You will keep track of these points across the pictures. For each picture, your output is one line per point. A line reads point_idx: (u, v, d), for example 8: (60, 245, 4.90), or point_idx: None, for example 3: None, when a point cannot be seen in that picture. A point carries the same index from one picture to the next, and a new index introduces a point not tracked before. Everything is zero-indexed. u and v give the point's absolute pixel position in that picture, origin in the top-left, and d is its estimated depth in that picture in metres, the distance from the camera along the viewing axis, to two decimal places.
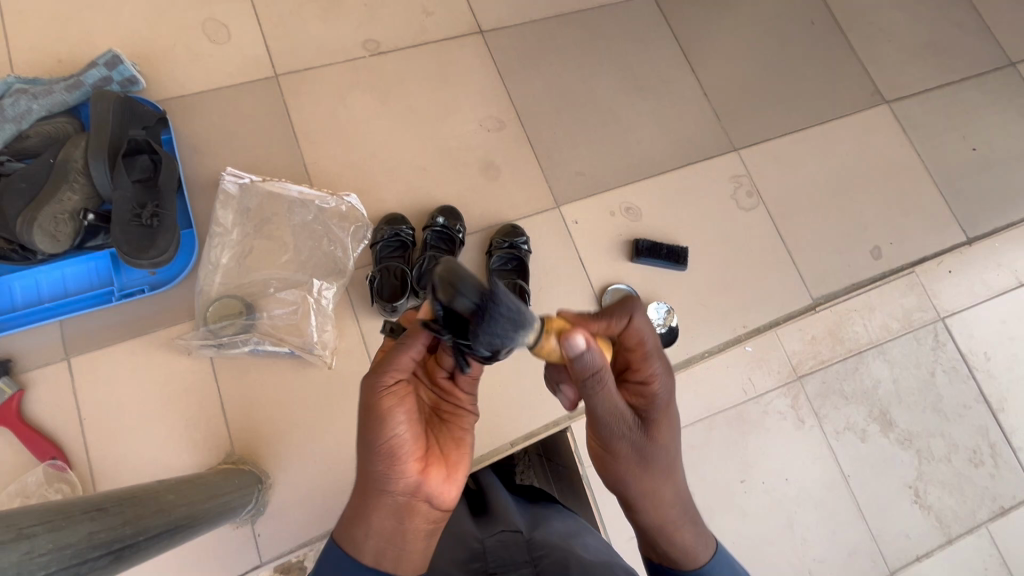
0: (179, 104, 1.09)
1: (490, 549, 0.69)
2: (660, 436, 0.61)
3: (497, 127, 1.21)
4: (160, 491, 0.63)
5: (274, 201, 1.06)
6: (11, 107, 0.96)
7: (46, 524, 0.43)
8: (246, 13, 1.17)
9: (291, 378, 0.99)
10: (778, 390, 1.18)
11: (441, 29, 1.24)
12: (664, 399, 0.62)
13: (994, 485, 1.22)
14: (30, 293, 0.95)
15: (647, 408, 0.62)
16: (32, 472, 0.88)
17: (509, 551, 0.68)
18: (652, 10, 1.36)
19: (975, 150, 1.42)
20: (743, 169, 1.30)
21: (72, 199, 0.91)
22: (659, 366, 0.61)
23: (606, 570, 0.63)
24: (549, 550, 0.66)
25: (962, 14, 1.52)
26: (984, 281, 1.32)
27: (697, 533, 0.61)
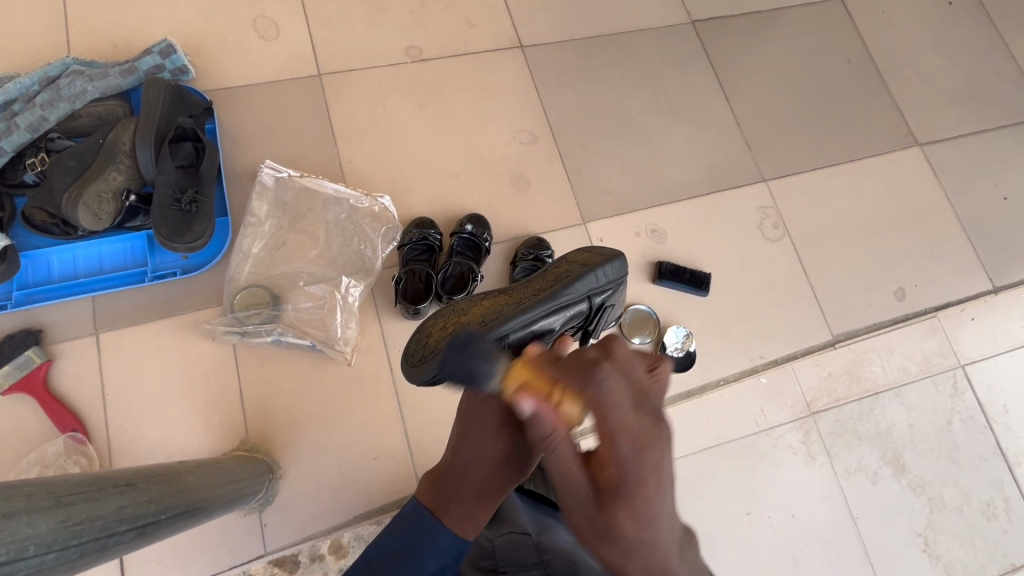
0: (225, 96, 1.12)
1: (499, 548, 0.70)
2: (618, 527, 0.43)
3: (530, 140, 1.22)
4: (181, 472, 0.63)
5: (310, 197, 1.08)
6: (67, 87, 0.99)
7: (81, 494, 0.45)
8: (296, 12, 1.21)
9: (310, 372, 1.00)
10: (790, 424, 1.17)
11: (482, 41, 1.26)
12: (634, 481, 0.43)
13: (1007, 540, 1.19)
14: (67, 267, 0.98)
15: (613, 488, 0.43)
16: (53, 442, 0.89)
17: (518, 551, 0.67)
18: (690, 36, 1.38)
19: (1005, 199, 1.41)
20: (771, 201, 1.30)
21: (116, 179, 0.94)
22: (629, 447, 0.43)
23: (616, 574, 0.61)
24: (560, 554, 0.64)
25: (1000, 63, 1.52)
26: (1007, 332, 1.31)
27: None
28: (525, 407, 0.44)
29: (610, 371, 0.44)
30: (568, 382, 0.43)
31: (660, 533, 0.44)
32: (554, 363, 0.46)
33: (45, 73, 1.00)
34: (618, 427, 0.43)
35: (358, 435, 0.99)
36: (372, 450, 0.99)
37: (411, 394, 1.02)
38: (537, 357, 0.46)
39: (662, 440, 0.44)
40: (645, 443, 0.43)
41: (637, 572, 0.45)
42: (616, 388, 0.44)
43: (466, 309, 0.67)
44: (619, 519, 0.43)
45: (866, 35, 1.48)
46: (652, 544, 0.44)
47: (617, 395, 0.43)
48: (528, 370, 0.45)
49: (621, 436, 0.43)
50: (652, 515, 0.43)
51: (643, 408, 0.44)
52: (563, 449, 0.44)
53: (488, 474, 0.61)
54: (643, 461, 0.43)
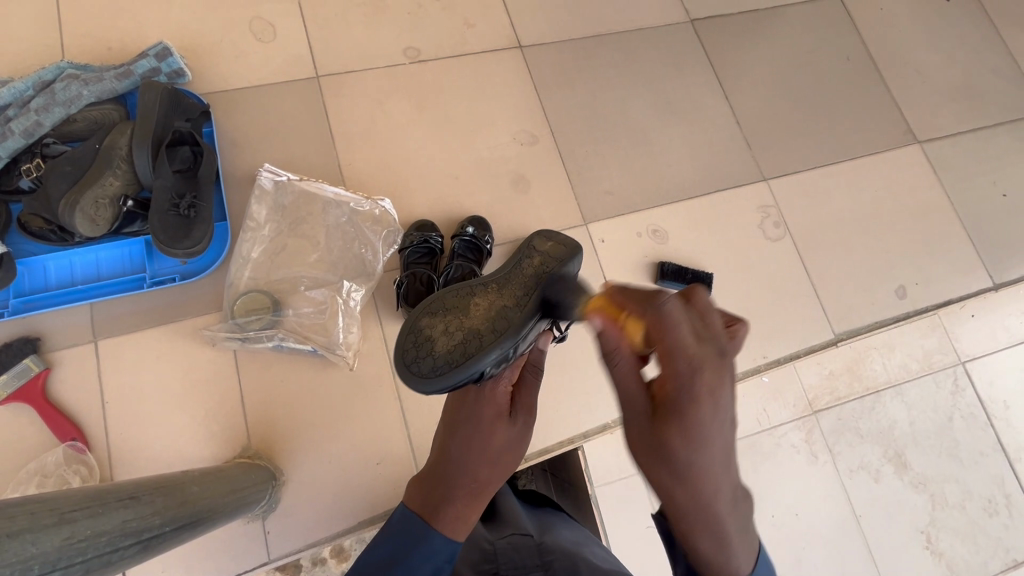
0: (221, 99, 1.11)
1: (501, 550, 0.68)
2: (669, 445, 0.44)
3: (530, 141, 1.22)
4: (185, 482, 0.63)
5: (309, 200, 1.07)
6: (62, 92, 0.98)
7: (85, 510, 0.44)
8: (293, 13, 1.20)
9: (311, 377, 1.00)
10: (792, 423, 1.17)
11: (481, 42, 1.26)
12: (691, 400, 0.43)
13: (1008, 536, 1.20)
14: (64, 274, 0.96)
15: (672, 404, 0.44)
16: (53, 451, 0.88)
17: (520, 553, 0.66)
18: (689, 35, 1.37)
19: (1004, 196, 1.41)
20: (772, 200, 1.30)
21: (113, 185, 0.93)
22: (684, 366, 0.43)
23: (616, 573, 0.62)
24: (560, 556, 0.64)
25: (999, 60, 1.52)
26: (1008, 328, 1.31)
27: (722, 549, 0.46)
28: (594, 324, 0.51)
29: (675, 299, 0.46)
30: (633, 310, 0.47)
31: (712, 459, 0.44)
32: (621, 291, 0.51)
33: (39, 78, 0.99)
34: (674, 346, 0.43)
35: (361, 440, 0.99)
36: (375, 455, 0.98)
37: (413, 398, 1.02)
38: (610, 288, 0.53)
39: (723, 369, 0.43)
40: (703, 367, 0.43)
41: (681, 493, 0.45)
42: (676, 311, 0.45)
43: (459, 307, 0.62)
44: (668, 435, 0.44)
45: (865, 33, 1.48)
46: (702, 469, 0.44)
47: (674, 315, 0.44)
48: (603, 297, 0.52)
49: (677, 356, 0.43)
50: (703, 437, 0.43)
51: (706, 341, 0.44)
52: (622, 367, 0.49)
53: (478, 471, 0.59)
54: (699, 389, 0.43)
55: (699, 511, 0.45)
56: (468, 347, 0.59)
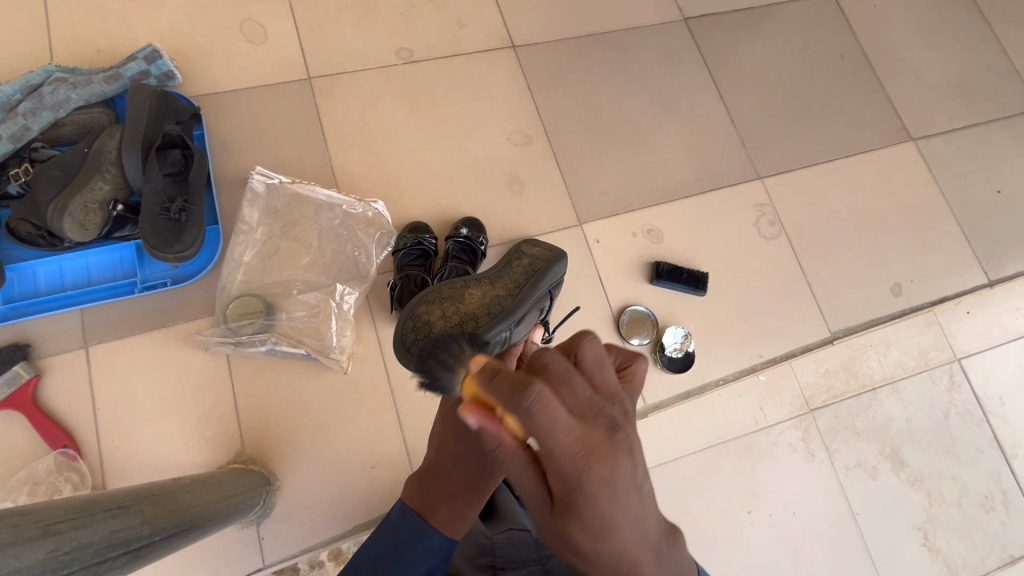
0: (212, 101, 1.10)
1: (498, 544, 0.68)
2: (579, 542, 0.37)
3: (524, 141, 1.21)
4: (175, 490, 0.62)
5: (302, 203, 1.06)
6: (50, 95, 0.97)
7: (70, 521, 0.43)
8: (284, 15, 1.19)
9: (305, 381, 0.99)
10: (789, 421, 1.17)
11: (474, 42, 1.25)
12: (593, 493, 0.34)
13: (1005, 532, 1.20)
14: (54, 279, 0.96)
15: (569, 499, 0.35)
16: (43, 459, 0.88)
17: (517, 547, 0.66)
18: (683, 34, 1.37)
19: (998, 192, 1.41)
20: (766, 199, 1.29)
21: (102, 189, 0.92)
22: (572, 463, 0.34)
23: None
24: (559, 550, 0.63)
25: (992, 57, 1.52)
26: (1003, 325, 1.31)
27: None
28: (468, 423, 0.37)
29: (544, 388, 0.33)
30: (505, 405, 0.34)
31: (628, 546, 0.37)
32: (491, 378, 0.36)
33: (27, 81, 0.98)
34: (555, 450, 0.33)
35: (355, 444, 0.98)
36: (370, 459, 0.98)
37: (409, 401, 1.01)
38: (482, 371, 0.38)
39: (620, 449, 0.35)
40: (594, 457, 0.34)
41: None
42: (546, 410, 0.33)
43: (453, 296, 0.79)
44: (570, 532, 0.36)
45: (858, 31, 1.48)
46: (619, 557, 0.37)
47: (551, 412, 0.33)
48: (476, 378, 0.38)
49: (561, 456, 0.34)
50: (608, 528, 0.36)
51: (591, 420, 0.35)
52: (510, 466, 0.37)
53: (476, 468, 0.59)
54: (595, 483, 0.34)
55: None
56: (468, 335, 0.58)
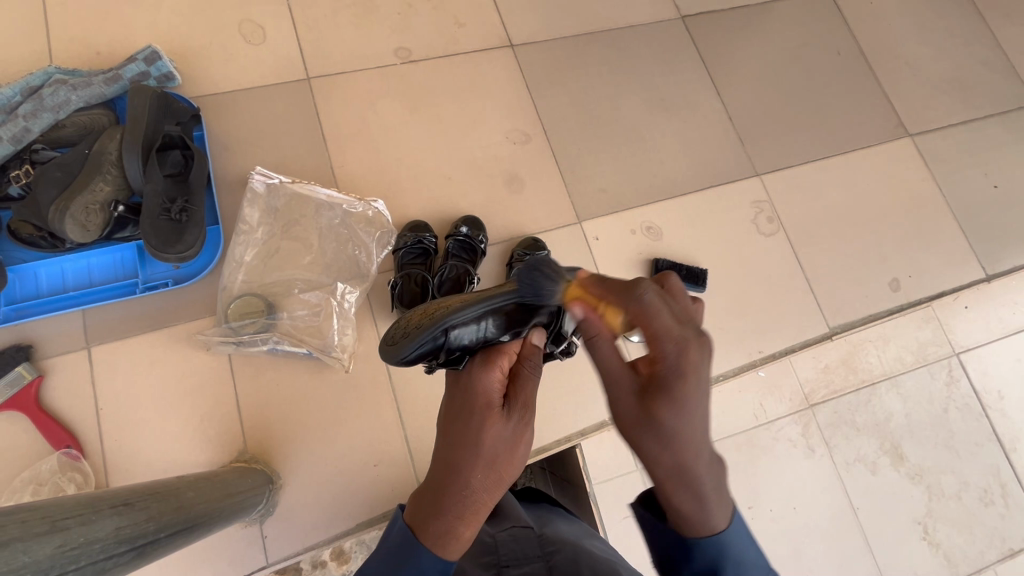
0: (212, 102, 1.11)
1: (502, 542, 0.67)
2: (656, 412, 0.46)
3: (523, 140, 1.22)
4: (180, 488, 0.62)
5: (302, 203, 1.07)
6: (50, 97, 0.97)
7: (77, 517, 0.44)
8: (283, 15, 1.19)
9: (307, 380, 0.99)
10: (789, 416, 1.18)
11: (472, 41, 1.25)
12: (680, 367, 0.46)
13: (1004, 525, 1.21)
14: (55, 280, 0.96)
15: (662, 373, 0.46)
16: (47, 459, 0.88)
17: (520, 544, 0.66)
18: (680, 32, 1.37)
19: (995, 187, 1.42)
20: (765, 195, 1.30)
21: (103, 190, 0.92)
22: (671, 347, 0.46)
23: (618, 567, 0.61)
24: (561, 547, 0.64)
25: (988, 52, 1.53)
26: (1001, 319, 1.32)
27: (701, 509, 0.46)
28: (576, 313, 0.52)
29: (654, 288, 0.48)
30: (615, 295, 0.49)
31: (695, 425, 0.46)
32: (601, 282, 0.52)
33: (27, 83, 0.98)
34: (660, 331, 0.46)
35: (357, 442, 0.98)
36: (372, 457, 0.98)
37: (410, 399, 1.02)
38: (590, 279, 0.53)
39: (705, 346, 0.47)
40: (687, 346, 0.46)
41: (666, 458, 0.46)
42: (656, 302, 0.47)
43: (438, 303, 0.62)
44: (656, 407, 0.46)
45: (855, 27, 1.48)
46: (682, 433, 0.45)
47: (657, 303, 0.47)
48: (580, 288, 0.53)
49: (665, 338, 0.46)
50: (688, 405, 0.46)
51: (684, 323, 0.47)
52: (606, 347, 0.50)
53: (470, 475, 0.51)
54: (683, 359, 0.46)
55: (681, 478, 0.46)
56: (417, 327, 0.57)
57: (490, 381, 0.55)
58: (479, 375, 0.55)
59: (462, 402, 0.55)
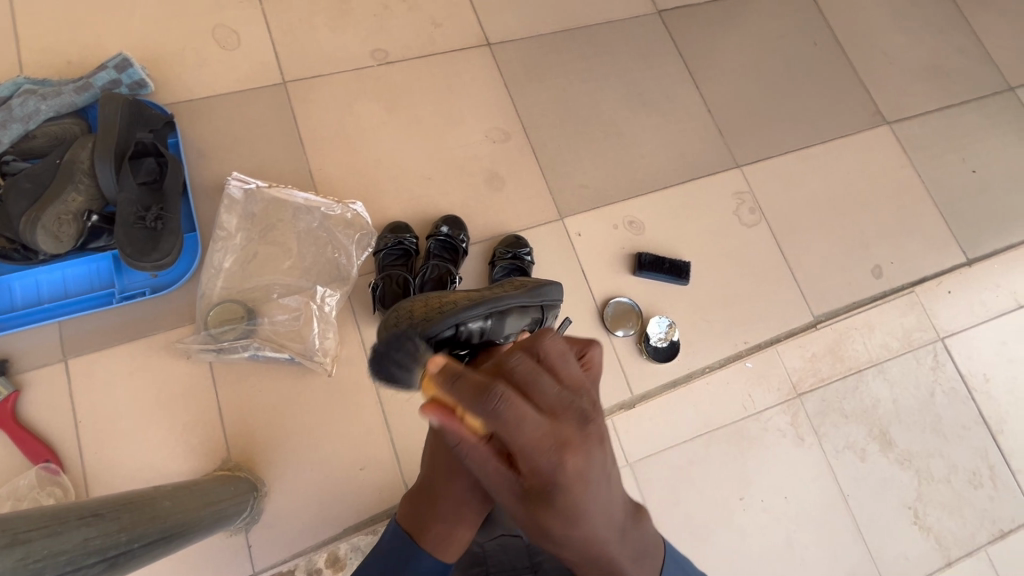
0: (187, 109, 1.10)
1: (490, 553, 0.66)
2: (549, 525, 0.39)
3: (502, 138, 1.21)
4: (154, 498, 0.61)
5: (280, 207, 1.06)
6: (19, 107, 0.96)
7: (42, 529, 0.43)
8: (256, 19, 1.18)
9: (289, 386, 0.98)
10: (778, 406, 1.18)
11: (449, 41, 1.25)
12: (573, 479, 0.37)
13: (993, 507, 1.21)
14: (30, 293, 0.94)
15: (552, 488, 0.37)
16: (24, 474, 0.86)
17: (509, 555, 0.65)
18: (657, 27, 1.38)
19: (974, 172, 1.43)
20: (746, 187, 1.30)
21: (76, 200, 0.91)
22: (552, 461, 0.36)
23: None
24: (550, 555, 0.63)
25: (962, 40, 1.54)
26: (983, 302, 1.33)
27: None
28: (430, 422, 0.39)
29: (510, 390, 0.35)
30: (466, 405, 0.36)
31: (593, 528, 0.41)
32: (450, 380, 0.38)
33: None
34: (530, 447, 0.36)
35: (342, 447, 0.97)
36: (357, 461, 0.97)
37: (394, 402, 1.01)
38: (441, 373, 0.39)
39: (590, 442, 0.37)
40: (569, 452, 0.37)
41: (571, 552, 0.42)
42: (519, 411, 0.35)
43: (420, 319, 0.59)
44: (544, 519, 0.39)
45: (831, 18, 1.49)
46: (588, 536, 0.41)
47: (518, 414, 0.35)
48: (434, 384, 0.39)
49: (537, 451, 0.36)
50: (578, 513, 0.39)
51: (559, 420, 0.37)
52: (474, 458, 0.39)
53: (469, 487, 0.53)
54: (575, 469, 0.37)
55: (593, 564, 0.43)
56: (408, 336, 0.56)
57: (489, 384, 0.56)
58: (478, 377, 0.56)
59: None
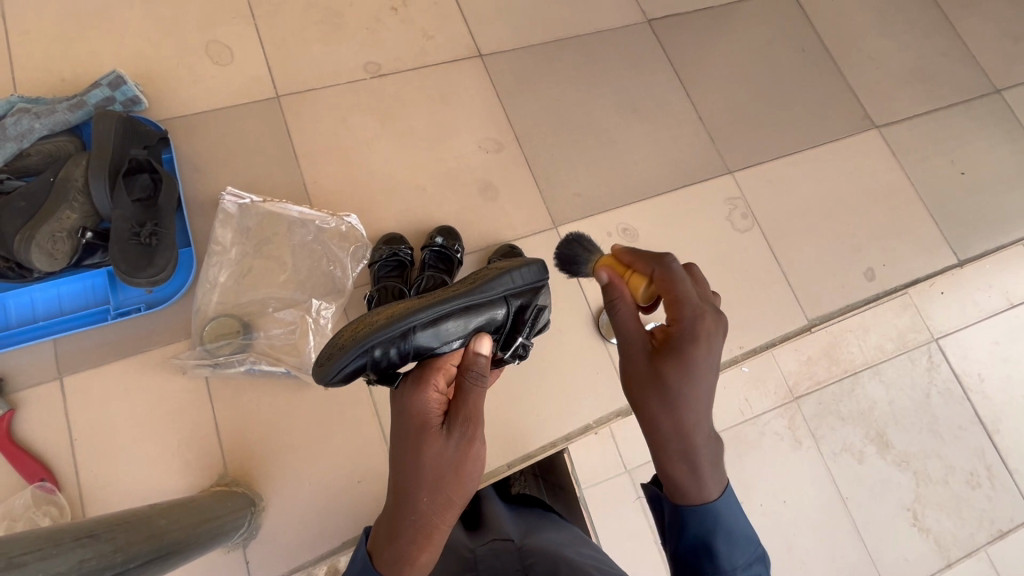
0: (180, 125, 1.10)
1: (481, 558, 0.69)
2: (668, 376, 0.54)
3: (495, 148, 1.22)
4: (151, 516, 0.61)
5: (274, 221, 1.06)
6: (13, 126, 0.96)
7: (37, 551, 0.43)
8: (249, 35, 1.19)
9: (285, 400, 0.98)
10: (775, 410, 1.18)
11: (441, 52, 1.26)
12: (698, 333, 0.55)
13: (992, 507, 1.22)
14: (25, 310, 0.94)
15: (680, 335, 0.55)
16: (20, 494, 0.86)
17: (499, 559, 0.67)
18: (647, 36, 1.39)
19: (963, 174, 1.45)
20: (738, 192, 1.31)
21: (71, 217, 0.92)
22: (689, 314, 0.55)
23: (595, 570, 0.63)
24: (539, 558, 0.65)
25: (948, 43, 1.56)
26: (975, 302, 1.34)
27: (694, 477, 0.54)
28: (600, 276, 0.62)
29: (680, 263, 0.58)
30: (644, 261, 0.60)
31: (696, 399, 0.54)
32: (630, 253, 0.63)
33: None
34: (681, 298, 0.56)
35: (339, 460, 0.97)
36: (355, 473, 0.97)
37: (391, 413, 1.01)
38: (621, 251, 0.65)
39: (718, 322, 0.55)
40: (704, 316, 0.55)
41: (668, 421, 0.54)
42: (683, 270, 0.57)
43: (370, 316, 0.59)
44: (666, 368, 0.55)
45: (818, 24, 1.51)
46: (685, 400, 0.54)
47: (682, 275, 0.57)
48: (612, 259, 0.65)
49: (683, 305, 0.55)
50: (694, 372, 0.54)
51: (704, 299, 0.57)
52: (623, 310, 0.59)
53: (416, 502, 0.54)
54: (697, 327, 0.55)
55: (680, 443, 0.54)
56: (341, 349, 0.56)
57: (427, 402, 0.57)
58: (413, 398, 0.57)
59: (402, 424, 0.57)
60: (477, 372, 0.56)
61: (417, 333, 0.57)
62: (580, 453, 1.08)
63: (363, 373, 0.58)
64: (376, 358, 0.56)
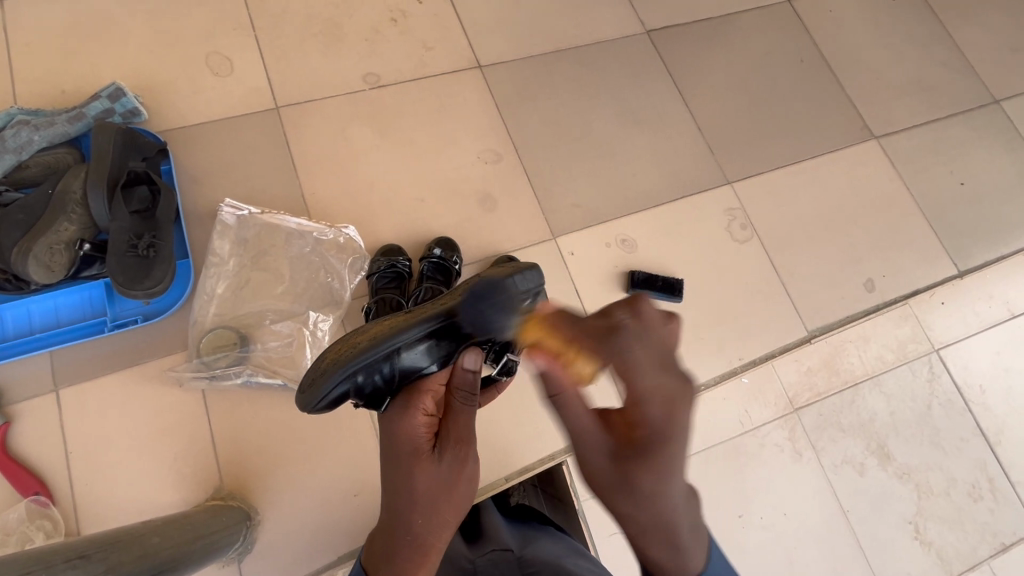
0: (179, 136, 1.10)
1: (480, 567, 0.69)
2: (634, 475, 0.49)
3: (494, 159, 1.22)
4: (144, 534, 0.60)
5: (272, 232, 1.06)
6: (13, 138, 0.97)
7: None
8: (249, 46, 1.19)
9: (282, 413, 0.98)
10: (775, 421, 1.18)
11: (440, 63, 1.27)
12: (663, 429, 0.49)
13: (994, 520, 1.21)
14: (21, 322, 0.94)
15: (649, 435, 0.49)
16: (14, 508, 0.85)
17: (499, 568, 0.68)
18: (646, 47, 1.40)
19: (962, 184, 1.44)
20: (737, 203, 1.31)
21: (68, 230, 0.91)
22: (659, 408, 0.49)
23: None
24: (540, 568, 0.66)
25: (946, 54, 1.56)
26: (976, 313, 1.33)
27: (677, 555, 0.51)
28: (536, 365, 0.54)
29: (636, 323, 0.49)
30: (588, 344, 0.51)
31: (672, 485, 0.50)
32: (572, 325, 0.53)
33: None
34: (645, 389, 0.48)
35: (335, 473, 0.97)
36: (351, 487, 0.96)
37: None
38: (554, 321, 0.55)
39: (689, 398, 0.49)
40: (674, 407, 0.49)
41: (643, 513, 0.50)
42: (640, 352, 0.48)
43: (358, 335, 0.60)
44: (631, 469, 0.49)
45: (816, 35, 1.52)
46: (657, 493, 0.50)
47: (642, 357, 0.48)
48: (542, 330, 0.55)
49: (649, 398, 0.49)
50: (667, 467, 0.49)
51: (670, 371, 0.49)
52: (571, 403, 0.53)
53: (412, 522, 0.54)
54: (672, 418, 0.49)
55: (659, 528, 0.50)
56: (326, 371, 0.57)
57: (417, 424, 0.57)
58: (403, 420, 0.57)
59: (393, 446, 0.56)
60: (467, 393, 0.57)
61: (399, 353, 0.57)
62: (579, 464, 1.07)
63: (350, 397, 0.59)
64: (359, 384, 0.57)
